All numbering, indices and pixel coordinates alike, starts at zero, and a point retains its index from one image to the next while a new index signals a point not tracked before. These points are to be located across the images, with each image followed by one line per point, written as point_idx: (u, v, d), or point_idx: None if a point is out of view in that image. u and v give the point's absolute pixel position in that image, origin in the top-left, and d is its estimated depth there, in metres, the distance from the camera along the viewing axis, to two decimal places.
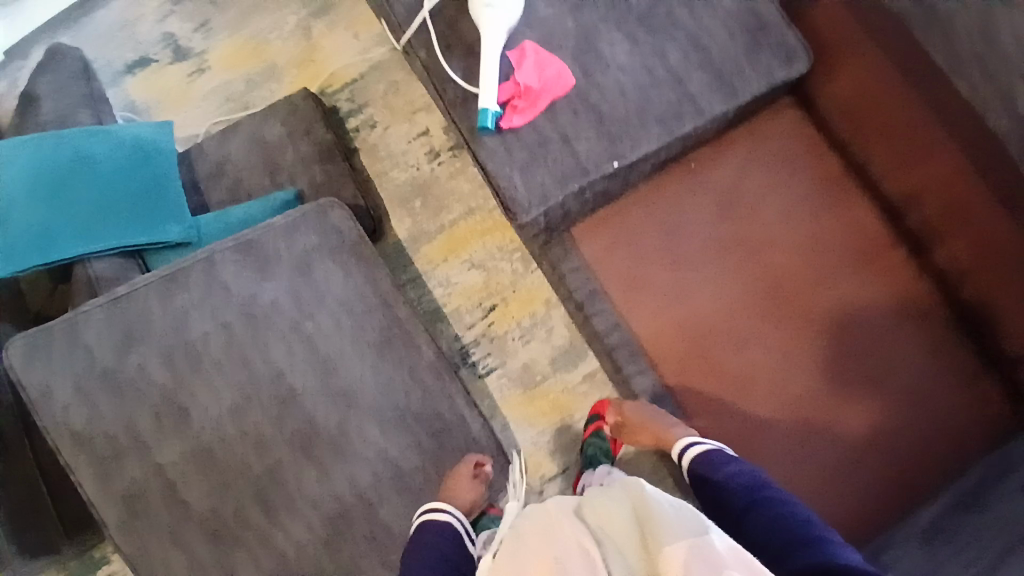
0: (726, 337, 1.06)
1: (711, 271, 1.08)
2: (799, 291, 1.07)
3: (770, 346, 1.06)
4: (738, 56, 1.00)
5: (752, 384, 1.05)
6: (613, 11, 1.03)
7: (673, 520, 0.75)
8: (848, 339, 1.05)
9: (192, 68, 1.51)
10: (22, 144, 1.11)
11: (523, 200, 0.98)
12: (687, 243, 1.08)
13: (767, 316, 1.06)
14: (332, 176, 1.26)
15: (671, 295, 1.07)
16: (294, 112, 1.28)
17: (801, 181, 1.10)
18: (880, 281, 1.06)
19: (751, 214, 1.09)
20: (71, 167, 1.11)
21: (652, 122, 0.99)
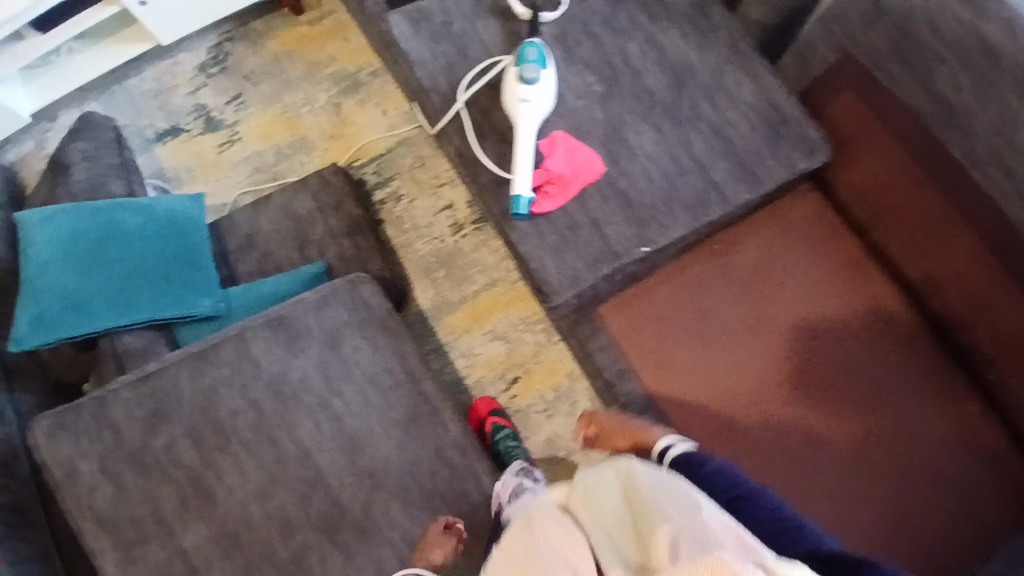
0: (757, 415, 1.06)
1: (739, 348, 1.08)
2: (829, 368, 1.07)
3: (802, 425, 1.05)
4: (760, 147, 1.05)
5: (784, 464, 1.03)
6: (639, 103, 1.08)
7: (662, 504, 0.72)
8: (878, 418, 1.05)
9: (224, 139, 1.55)
10: (54, 215, 1.11)
11: (555, 282, 1.00)
12: (715, 320, 1.10)
13: (797, 394, 1.06)
14: (360, 248, 1.29)
15: (699, 372, 1.07)
16: (325, 187, 1.32)
17: (822, 262, 1.13)
18: (907, 360, 1.07)
19: (776, 291, 1.11)
20: (103, 239, 1.11)
21: (680, 209, 1.02)
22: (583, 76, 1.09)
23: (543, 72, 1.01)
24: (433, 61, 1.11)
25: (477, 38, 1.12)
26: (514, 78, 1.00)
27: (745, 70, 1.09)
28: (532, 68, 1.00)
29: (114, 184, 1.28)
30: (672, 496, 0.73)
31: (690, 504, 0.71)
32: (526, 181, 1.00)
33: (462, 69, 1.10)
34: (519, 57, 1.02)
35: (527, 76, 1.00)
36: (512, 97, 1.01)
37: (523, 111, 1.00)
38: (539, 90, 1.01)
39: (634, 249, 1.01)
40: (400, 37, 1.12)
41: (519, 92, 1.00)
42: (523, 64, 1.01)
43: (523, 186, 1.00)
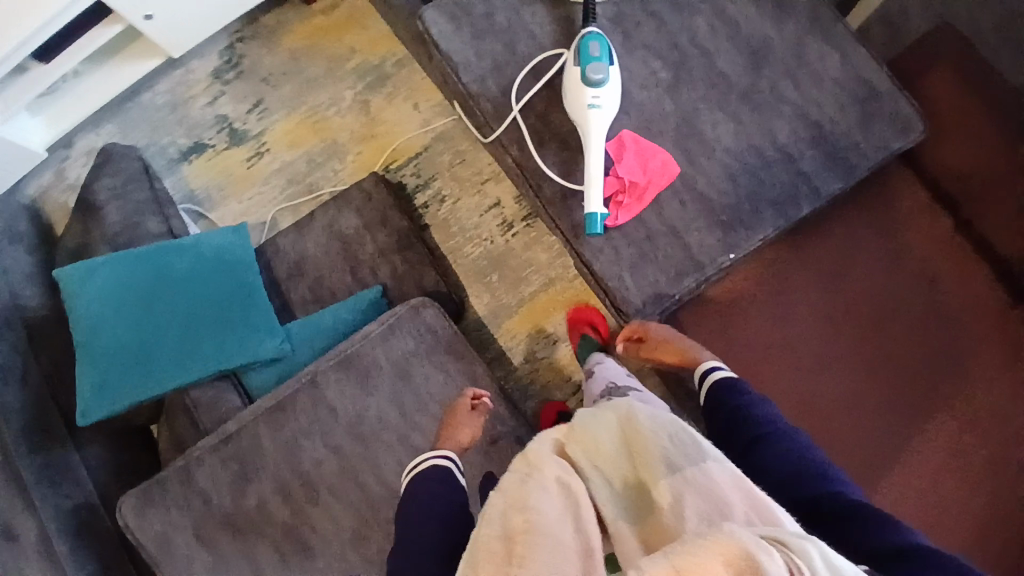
0: (845, 417, 0.98)
1: (822, 348, 1.00)
2: (911, 365, 0.99)
3: (883, 428, 0.98)
4: (850, 129, 0.94)
5: (876, 467, 0.96)
6: (712, 89, 0.97)
7: (668, 450, 0.74)
8: (967, 416, 0.97)
9: (252, 152, 1.47)
10: (102, 266, 1.08)
11: (636, 300, 0.93)
12: (795, 319, 1.02)
13: (888, 392, 0.98)
14: (413, 263, 1.24)
15: (781, 374, 1.00)
16: (368, 201, 1.26)
17: (911, 246, 1.02)
18: (994, 350, 0.98)
19: (851, 284, 1.02)
20: (158, 290, 1.08)
21: (767, 207, 0.93)
22: (647, 63, 0.98)
23: (609, 70, 0.89)
24: (479, 61, 1.01)
25: (525, 30, 1.01)
26: (577, 81, 0.89)
27: (827, 40, 0.97)
28: (598, 67, 0.88)
29: (151, 221, 1.23)
30: (676, 440, 0.75)
31: (693, 450, 0.73)
32: (599, 198, 0.90)
33: (512, 67, 1.00)
34: (581, 53, 0.90)
35: (593, 78, 0.88)
36: (577, 102, 0.89)
37: (592, 119, 0.88)
38: (608, 91, 0.88)
39: (720, 257, 0.93)
40: (439, 37, 1.02)
41: (586, 97, 0.88)
42: (587, 63, 0.89)
43: (596, 203, 0.90)
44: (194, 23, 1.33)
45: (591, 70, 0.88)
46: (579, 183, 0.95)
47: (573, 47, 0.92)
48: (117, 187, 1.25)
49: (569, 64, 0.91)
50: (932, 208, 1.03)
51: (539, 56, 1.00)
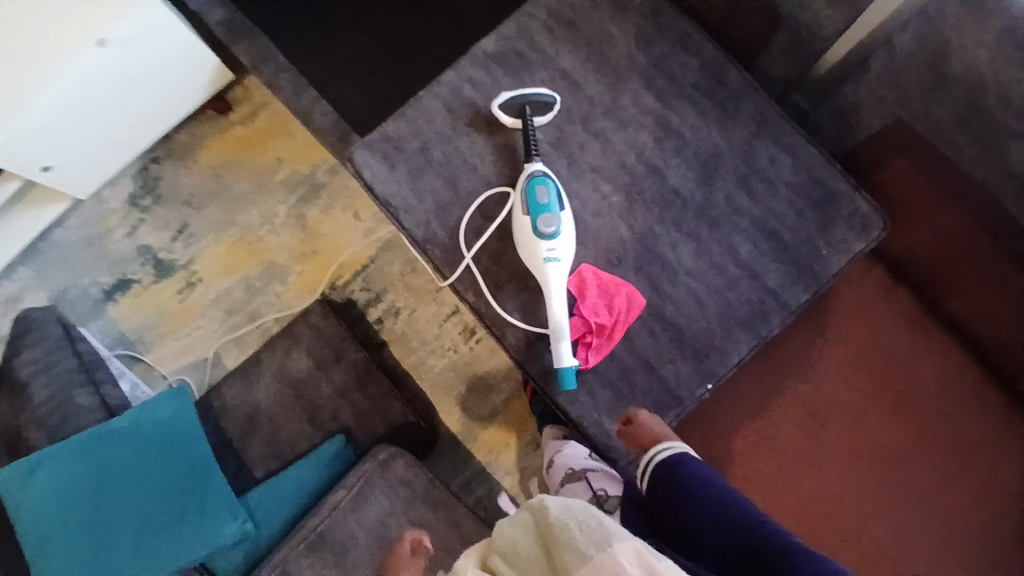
0: (846, 517, 0.95)
1: (811, 449, 0.97)
2: (898, 463, 0.96)
3: (875, 531, 0.94)
4: (814, 235, 0.91)
5: (887, 564, 0.93)
6: (668, 209, 0.92)
7: (576, 539, 0.72)
8: (956, 516, 0.93)
9: (183, 284, 1.36)
10: (38, 467, 0.98)
11: (618, 446, 0.88)
12: (780, 423, 0.98)
13: (884, 485, 0.95)
14: (376, 398, 1.16)
15: (775, 483, 0.96)
16: (318, 338, 1.18)
17: (884, 330, 0.99)
18: (967, 435, 0.96)
19: (826, 375, 0.99)
20: (101, 488, 0.99)
21: (738, 329, 0.89)
22: (598, 189, 0.93)
23: (561, 217, 0.84)
24: (419, 203, 0.94)
25: (464, 164, 0.95)
26: (530, 233, 0.82)
27: (779, 143, 0.93)
28: (549, 216, 0.83)
29: (82, 394, 1.11)
30: (585, 528, 0.73)
31: (600, 536, 0.71)
32: (569, 352, 0.83)
33: (455, 207, 0.93)
34: (529, 202, 0.84)
35: (546, 229, 0.82)
36: (533, 256, 0.83)
37: (551, 273, 0.82)
38: (563, 240, 0.83)
39: (697, 389, 0.88)
40: (374, 180, 0.95)
41: (541, 251, 0.82)
42: (537, 213, 0.83)
43: (567, 358, 0.84)
44: (105, 159, 1.19)
45: (542, 220, 0.82)
46: (545, 326, 0.89)
47: (519, 194, 0.86)
48: (40, 357, 1.11)
49: (517, 210, 0.85)
50: (905, 300, 1.00)
51: (482, 192, 0.93)
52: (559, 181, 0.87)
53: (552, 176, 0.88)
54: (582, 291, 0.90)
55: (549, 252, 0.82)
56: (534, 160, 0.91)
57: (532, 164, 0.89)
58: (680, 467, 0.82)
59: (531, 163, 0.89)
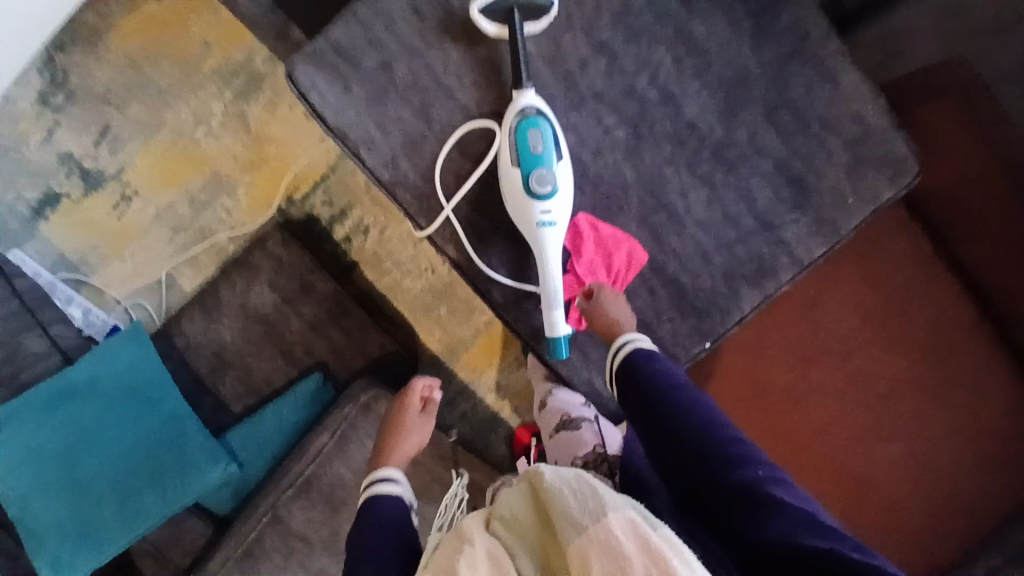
0: (825, 450, 0.95)
1: (798, 384, 0.96)
2: (891, 402, 0.95)
3: (861, 465, 0.94)
4: (838, 180, 0.80)
5: (860, 494, 0.93)
6: (679, 147, 0.79)
7: (570, 508, 0.65)
8: (939, 455, 0.93)
9: (116, 197, 1.19)
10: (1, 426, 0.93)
11: (610, 404, 0.86)
12: (771, 360, 0.96)
13: (866, 421, 0.95)
14: (352, 331, 1.10)
15: (760, 419, 0.96)
16: (282, 269, 1.07)
17: (888, 271, 0.96)
18: (955, 377, 0.94)
19: (823, 313, 0.96)
20: (71, 442, 0.93)
21: (743, 285, 0.82)
22: (601, 120, 0.78)
23: (558, 171, 0.70)
24: (384, 136, 0.78)
25: (437, 86, 0.77)
26: (522, 193, 0.70)
27: (813, 66, 0.79)
28: (544, 172, 0.69)
29: (30, 338, 1.00)
30: (582, 498, 0.66)
31: (595, 504, 0.65)
32: (563, 323, 0.76)
33: (429, 142, 0.78)
34: (521, 152, 0.70)
35: (541, 189, 0.70)
36: (525, 219, 0.71)
37: (546, 239, 0.71)
38: (560, 201, 0.70)
39: (695, 348, 0.84)
40: (324, 106, 0.76)
41: (535, 214, 0.70)
42: (531, 167, 0.69)
43: (560, 328, 0.77)
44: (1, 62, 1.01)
45: (537, 177, 0.69)
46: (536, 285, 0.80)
47: (508, 139, 0.71)
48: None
49: (506, 159, 0.71)
50: (926, 246, 0.96)
51: (461, 124, 0.78)
52: (555, 120, 0.72)
53: (548, 112, 0.73)
54: (576, 241, 0.79)
55: (544, 214, 0.70)
56: (524, 87, 0.73)
57: (523, 94, 0.73)
58: (662, 369, 0.76)
59: (522, 93, 0.72)
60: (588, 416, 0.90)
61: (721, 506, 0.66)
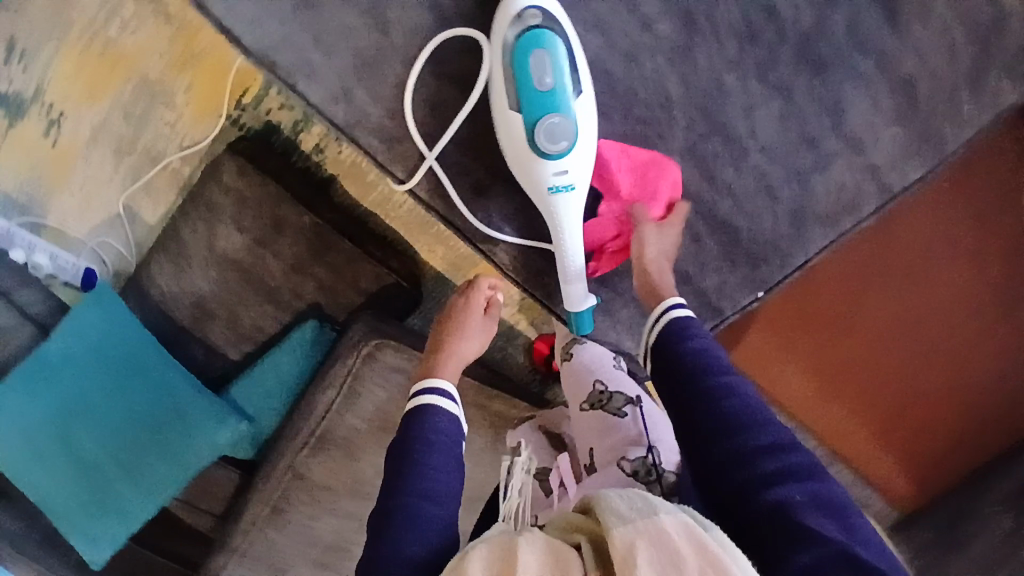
0: (861, 370, 0.83)
1: (852, 301, 0.82)
2: (956, 324, 0.80)
3: (888, 396, 0.82)
4: (956, 79, 0.60)
5: (886, 415, 0.83)
6: (744, 45, 0.57)
7: (616, 506, 0.50)
8: (986, 398, 0.80)
9: (43, 122, 0.99)
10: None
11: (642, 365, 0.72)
12: (827, 277, 0.82)
13: (920, 343, 0.81)
14: (339, 267, 0.95)
15: (801, 338, 0.83)
16: (244, 206, 0.92)
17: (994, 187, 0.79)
18: None
19: (903, 229, 0.80)
20: (67, 422, 0.91)
21: (815, 224, 0.63)
22: (635, 8, 0.55)
23: (576, 110, 0.49)
24: (328, 59, 0.55)
25: None
26: (526, 148, 0.50)
27: None
28: (557, 116, 0.48)
29: None
30: (630, 500, 0.50)
31: (642, 500, 0.49)
32: (587, 294, 0.62)
33: (390, 62, 0.55)
34: (522, 88, 0.48)
35: (553, 141, 0.49)
36: (533, 182, 0.52)
37: (562, 207, 0.53)
38: (581, 154, 0.51)
39: (744, 299, 0.67)
40: (234, 22, 0.53)
41: (546, 177, 0.51)
42: (537, 110, 0.48)
43: (583, 300, 0.62)
44: None
45: (546, 125, 0.49)
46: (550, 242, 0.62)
47: (502, 66, 0.49)
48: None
49: (501, 96, 0.49)
50: None
51: (434, 32, 0.55)
52: (570, 29, 0.48)
53: (559, 14, 0.49)
54: (611, 160, 0.59)
55: (558, 175, 0.51)
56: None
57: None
58: (701, 339, 0.57)
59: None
60: (630, 396, 0.69)
61: (734, 524, 0.49)
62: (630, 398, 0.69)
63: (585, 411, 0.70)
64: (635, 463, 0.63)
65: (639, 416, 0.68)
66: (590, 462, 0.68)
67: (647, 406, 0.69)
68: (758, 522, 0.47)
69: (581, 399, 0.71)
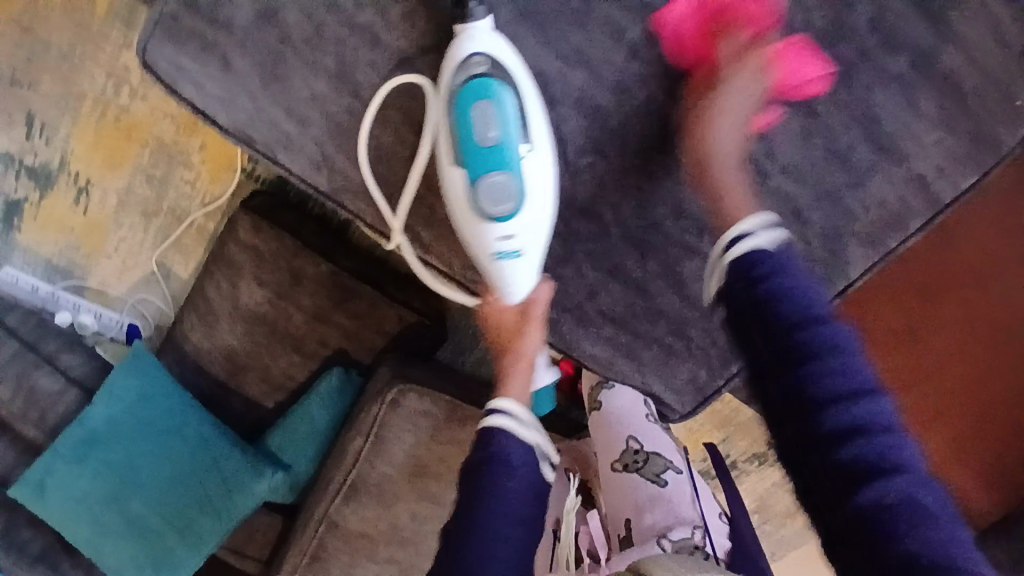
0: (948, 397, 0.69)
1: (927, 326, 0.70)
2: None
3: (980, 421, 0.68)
4: (999, 66, 0.52)
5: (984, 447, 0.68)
6: (745, 57, 0.51)
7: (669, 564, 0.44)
8: None
9: (73, 191, 1.06)
10: (45, 484, 0.94)
11: (676, 408, 0.64)
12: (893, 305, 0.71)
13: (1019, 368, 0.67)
14: (359, 312, 0.93)
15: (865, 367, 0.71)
16: (262, 259, 0.92)
17: None
18: None
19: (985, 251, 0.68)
20: (113, 482, 0.94)
21: (854, 245, 0.55)
22: (618, 35, 0.50)
23: (524, 171, 0.49)
24: (303, 127, 0.52)
25: (355, 34, 0.50)
26: (469, 212, 0.50)
27: None
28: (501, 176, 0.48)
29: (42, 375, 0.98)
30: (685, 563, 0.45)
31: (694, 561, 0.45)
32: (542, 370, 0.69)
33: (366, 123, 0.52)
34: (465, 146, 0.48)
35: (495, 202, 0.49)
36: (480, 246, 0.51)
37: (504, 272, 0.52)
38: (525, 218, 0.50)
39: None
40: (207, 104, 0.51)
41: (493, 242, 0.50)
42: (480, 168, 0.48)
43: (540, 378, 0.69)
44: None
45: (488, 186, 0.48)
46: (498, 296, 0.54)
47: (448, 124, 0.49)
48: None
49: (443, 158, 0.50)
50: None
51: (410, 89, 0.52)
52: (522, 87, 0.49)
53: (513, 67, 0.49)
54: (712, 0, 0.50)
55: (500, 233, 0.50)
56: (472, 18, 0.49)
57: (468, 35, 0.48)
58: (790, 291, 0.43)
59: (466, 33, 0.48)
60: (665, 460, 0.68)
61: (825, 529, 0.40)
62: (666, 464, 0.68)
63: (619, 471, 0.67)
64: (679, 543, 0.58)
65: (676, 486, 0.66)
66: (625, 535, 0.63)
67: (683, 476, 0.68)
68: (855, 523, 0.38)
69: (614, 458, 0.68)
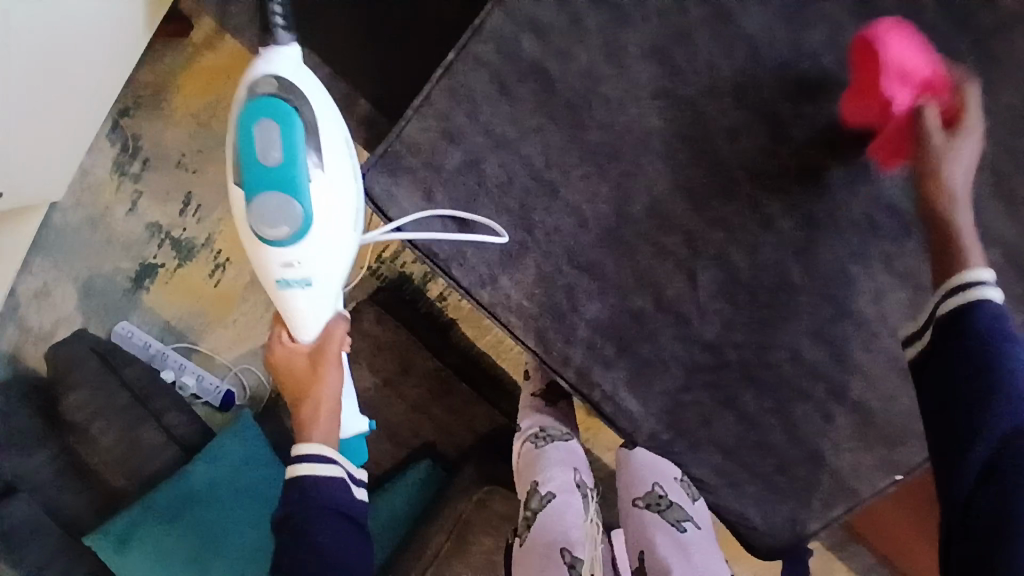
0: None
1: None
2: None
3: None
4: None
5: None
6: (866, 237, 0.60)
7: None
8: None
9: (211, 266, 1.18)
10: (128, 540, 0.94)
11: (765, 538, 0.69)
12: None
13: None
14: (456, 407, 1.03)
15: None
16: (376, 348, 1.02)
17: None
18: None
19: None
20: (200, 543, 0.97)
21: None
22: (759, 209, 0.59)
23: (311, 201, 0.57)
24: (479, 252, 0.63)
25: (539, 183, 0.61)
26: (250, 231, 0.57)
27: None
28: (285, 200, 0.56)
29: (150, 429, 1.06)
30: None
31: None
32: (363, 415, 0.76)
33: (532, 253, 0.62)
34: (246, 165, 0.56)
35: (274, 224, 0.56)
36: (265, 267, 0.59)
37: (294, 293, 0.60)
38: (310, 240, 0.58)
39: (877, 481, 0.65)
40: (406, 225, 0.63)
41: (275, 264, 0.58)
42: (264, 185, 0.56)
43: (356, 424, 0.74)
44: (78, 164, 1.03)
45: (271, 205, 0.56)
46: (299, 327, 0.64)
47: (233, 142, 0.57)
48: (98, 403, 1.05)
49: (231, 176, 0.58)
50: None
51: (575, 234, 0.61)
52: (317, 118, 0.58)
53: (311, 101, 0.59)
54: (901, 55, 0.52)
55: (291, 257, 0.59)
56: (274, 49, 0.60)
57: (265, 64, 0.59)
58: (1013, 352, 0.46)
59: (262, 63, 0.59)
60: (684, 512, 0.78)
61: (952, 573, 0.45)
62: (685, 515, 0.78)
63: (639, 508, 0.79)
64: None
65: (691, 539, 0.76)
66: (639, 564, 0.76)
67: (701, 532, 0.78)
68: None
69: (637, 496, 0.79)
